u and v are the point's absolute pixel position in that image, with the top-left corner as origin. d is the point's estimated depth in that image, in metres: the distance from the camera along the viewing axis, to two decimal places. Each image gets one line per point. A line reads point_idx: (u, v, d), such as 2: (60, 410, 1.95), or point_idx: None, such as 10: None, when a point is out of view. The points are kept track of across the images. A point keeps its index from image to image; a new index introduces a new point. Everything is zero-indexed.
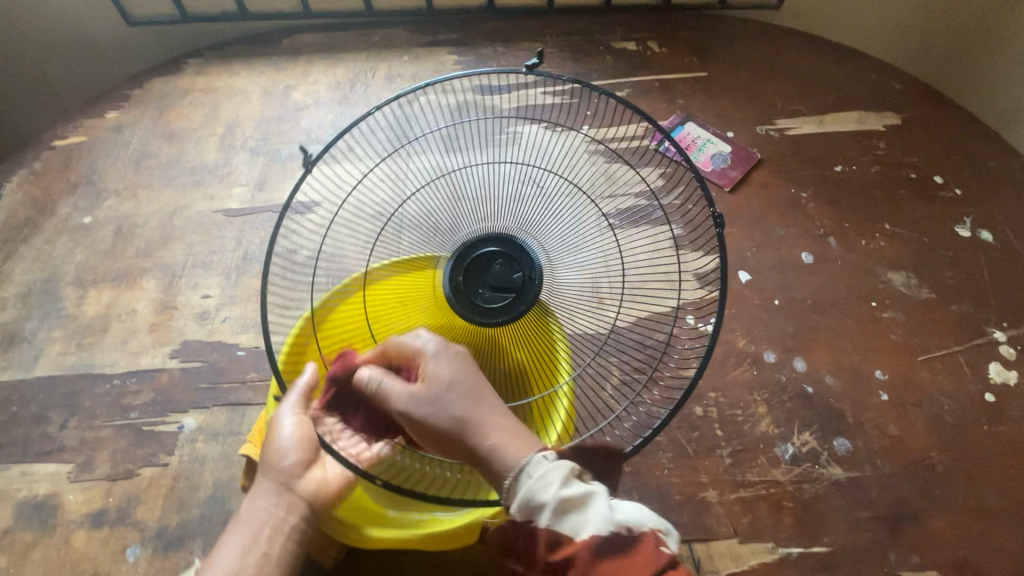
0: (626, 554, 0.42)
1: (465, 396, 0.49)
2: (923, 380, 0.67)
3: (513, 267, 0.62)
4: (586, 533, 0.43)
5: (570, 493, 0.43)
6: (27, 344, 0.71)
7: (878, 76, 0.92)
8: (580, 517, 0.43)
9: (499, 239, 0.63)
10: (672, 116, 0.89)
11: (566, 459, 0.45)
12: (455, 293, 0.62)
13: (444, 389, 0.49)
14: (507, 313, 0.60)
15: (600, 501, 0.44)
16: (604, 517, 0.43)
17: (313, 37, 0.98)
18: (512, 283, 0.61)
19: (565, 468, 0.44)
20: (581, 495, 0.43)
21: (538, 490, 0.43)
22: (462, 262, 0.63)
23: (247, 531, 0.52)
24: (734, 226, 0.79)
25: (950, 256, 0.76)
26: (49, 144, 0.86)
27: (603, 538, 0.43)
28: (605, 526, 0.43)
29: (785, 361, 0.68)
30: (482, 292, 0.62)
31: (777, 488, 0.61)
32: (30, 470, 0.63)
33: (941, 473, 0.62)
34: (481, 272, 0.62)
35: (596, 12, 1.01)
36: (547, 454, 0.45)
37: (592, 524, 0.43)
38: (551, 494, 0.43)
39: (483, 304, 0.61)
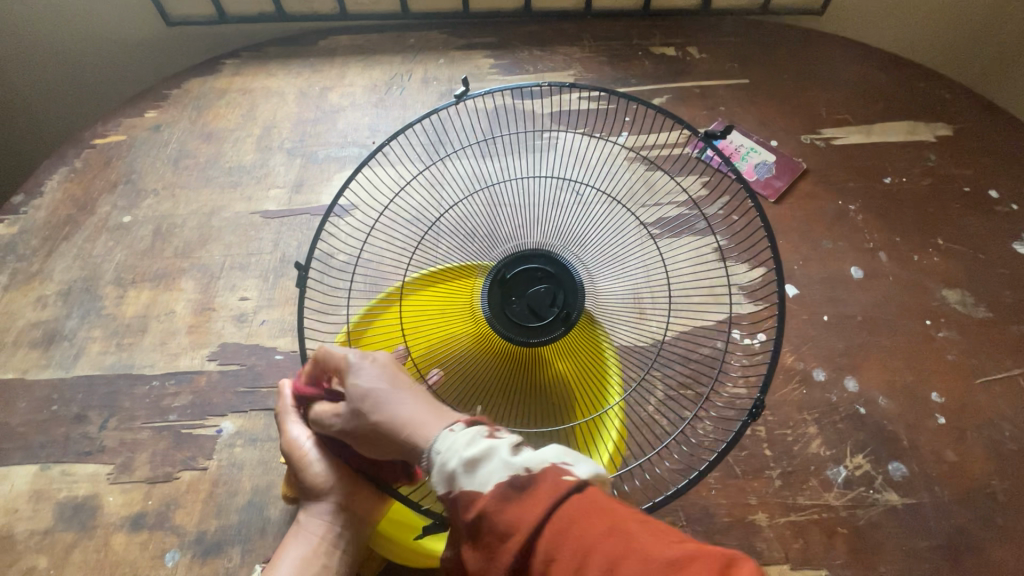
0: (527, 494, 0.35)
1: (386, 397, 0.46)
2: (982, 404, 0.65)
3: (554, 299, 0.59)
4: (490, 482, 0.37)
5: (473, 450, 0.39)
6: (68, 342, 0.71)
7: (928, 86, 0.90)
8: (487, 467, 0.37)
9: (547, 258, 0.61)
10: (715, 124, 0.87)
11: (478, 424, 0.42)
12: (492, 304, 0.60)
13: (371, 389, 0.46)
14: (522, 336, 0.59)
15: (507, 449, 0.39)
16: (505, 461, 0.37)
17: (349, 39, 0.97)
18: (544, 315, 0.59)
19: (470, 432, 0.40)
20: (486, 448, 0.38)
21: (445, 460, 0.39)
22: (513, 266, 0.61)
23: (308, 548, 0.54)
24: (780, 238, 0.77)
25: (1007, 274, 0.73)
26: (89, 143, 0.87)
27: (504, 486, 0.36)
28: (506, 470, 0.37)
29: (836, 380, 0.66)
30: (512, 301, 0.60)
31: (830, 513, 0.58)
32: (70, 471, 0.63)
33: (1003, 502, 0.59)
34: (522, 288, 0.60)
35: (634, 17, 0.99)
36: (452, 426, 0.42)
37: (497, 473, 0.37)
38: (454, 459, 0.39)
39: (505, 314, 0.60)
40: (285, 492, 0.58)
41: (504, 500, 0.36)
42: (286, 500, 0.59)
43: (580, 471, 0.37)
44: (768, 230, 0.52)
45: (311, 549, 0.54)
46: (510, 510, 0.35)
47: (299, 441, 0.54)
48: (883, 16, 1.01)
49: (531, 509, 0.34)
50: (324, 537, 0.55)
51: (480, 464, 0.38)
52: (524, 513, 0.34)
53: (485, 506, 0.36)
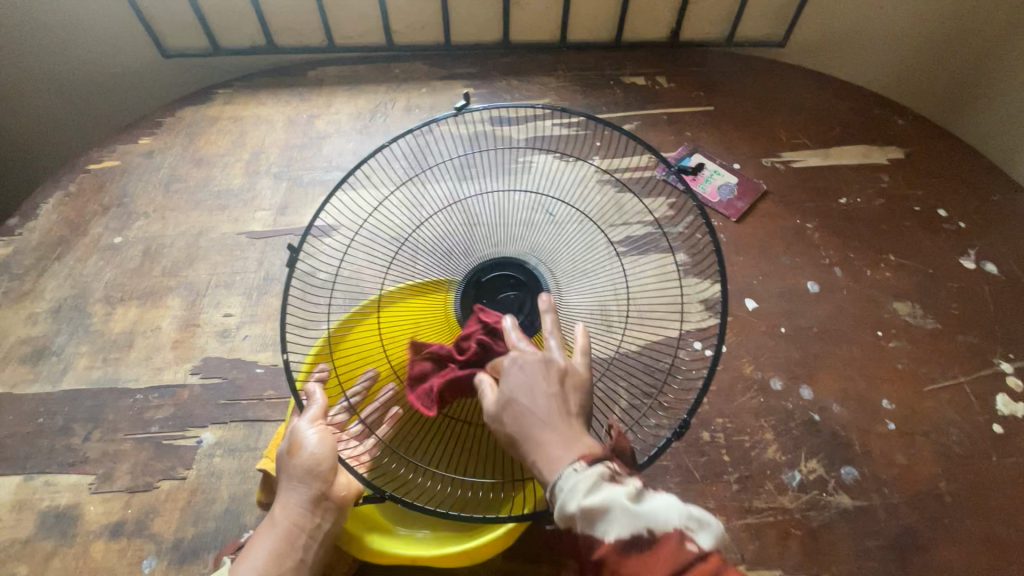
0: (649, 554, 0.40)
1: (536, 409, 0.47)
2: (929, 410, 0.68)
3: (521, 306, 0.65)
4: (613, 534, 0.41)
5: (595, 500, 0.41)
6: (56, 358, 0.74)
7: (881, 112, 0.95)
8: (610, 518, 0.41)
9: (521, 267, 0.66)
10: (680, 148, 0.92)
11: (599, 462, 0.44)
12: (463, 304, 0.65)
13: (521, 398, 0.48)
14: None
15: (630, 500, 0.42)
16: (627, 517, 0.41)
17: (337, 70, 1.03)
18: (509, 318, 0.64)
19: (593, 475, 0.42)
20: (609, 501, 0.41)
21: (567, 501, 0.42)
22: (489, 270, 0.66)
23: (275, 543, 0.54)
24: (741, 254, 0.81)
25: (954, 287, 0.78)
26: (85, 168, 0.91)
27: (626, 539, 0.41)
28: (627, 526, 0.41)
29: (792, 389, 0.69)
30: (481, 301, 0.65)
31: (785, 515, 0.61)
32: (53, 481, 0.65)
33: (949, 503, 0.62)
34: (495, 292, 0.66)
35: (607, 48, 1.05)
36: (575, 465, 0.43)
37: (617, 527, 0.41)
38: (575, 504, 0.42)
39: (473, 313, 0.65)
40: (260, 497, 0.62)
41: (626, 553, 0.41)
42: (262, 506, 0.62)
43: (701, 539, 0.41)
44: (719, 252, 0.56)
45: (280, 544, 0.54)
46: (632, 565, 0.40)
47: (302, 425, 0.55)
48: (846, 43, 1.06)
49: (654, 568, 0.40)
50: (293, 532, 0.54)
51: (602, 517, 0.41)
52: (649, 568, 0.40)
53: (605, 556, 0.41)
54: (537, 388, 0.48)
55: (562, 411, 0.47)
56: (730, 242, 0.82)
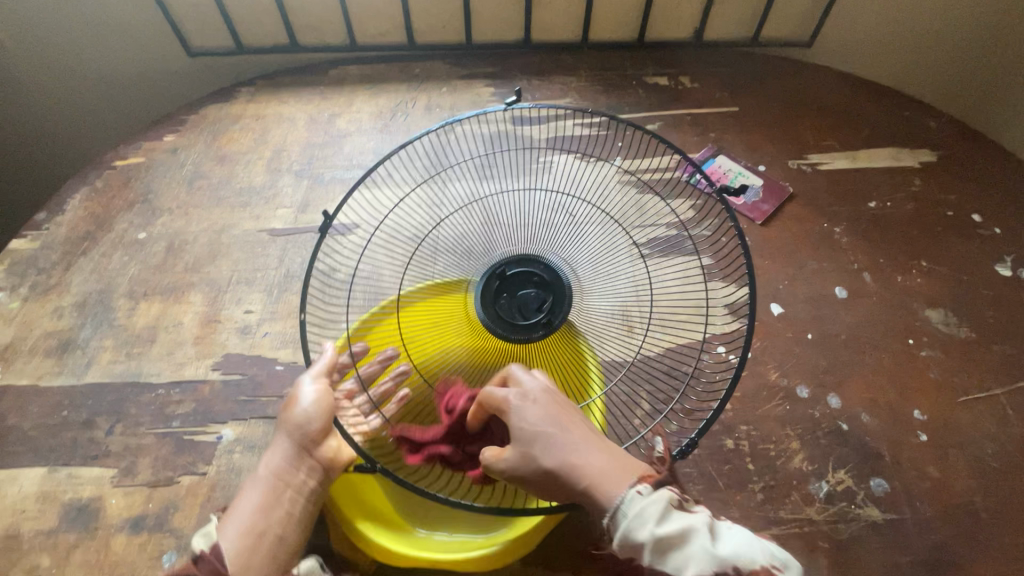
0: None
1: (560, 440, 0.50)
2: (963, 422, 0.66)
3: (541, 304, 0.62)
4: (693, 569, 0.43)
5: (667, 529, 0.44)
6: (80, 352, 0.75)
7: (913, 114, 0.92)
8: (687, 552, 0.44)
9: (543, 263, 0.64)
10: (703, 149, 0.90)
11: (664, 488, 0.47)
12: (484, 297, 0.63)
13: (538, 431, 0.51)
14: (503, 330, 0.61)
15: (704, 536, 0.45)
16: (708, 551, 0.43)
17: (358, 69, 1.03)
18: (529, 316, 0.62)
19: (661, 503, 0.46)
20: (685, 530, 0.44)
21: (634, 529, 0.45)
22: (513, 264, 0.64)
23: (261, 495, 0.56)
24: (767, 258, 0.79)
25: (989, 294, 0.75)
26: (110, 165, 0.92)
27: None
28: (710, 562, 0.43)
29: (820, 397, 0.68)
30: (501, 296, 0.63)
31: (811, 527, 0.60)
32: (76, 473, 0.66)
33: (984, 519, 0.60)
34: (517, 285, 0.63)
35: (629, 48, 1.04)
36: (637, 488, 0.46)
37: (700, 561, 0.43)
38: (646, 532, 0.44)
39: (493, 308, 0.62)
40: None
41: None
42: None
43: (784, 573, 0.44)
44: (749, 262, 0.55)
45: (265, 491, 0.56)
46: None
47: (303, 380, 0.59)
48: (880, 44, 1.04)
49: None
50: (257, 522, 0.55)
51: (664, 544, 0.44)
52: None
53: None
54: (558, 418, 0.51)
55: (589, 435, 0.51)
56: (755, 246, 0.80)
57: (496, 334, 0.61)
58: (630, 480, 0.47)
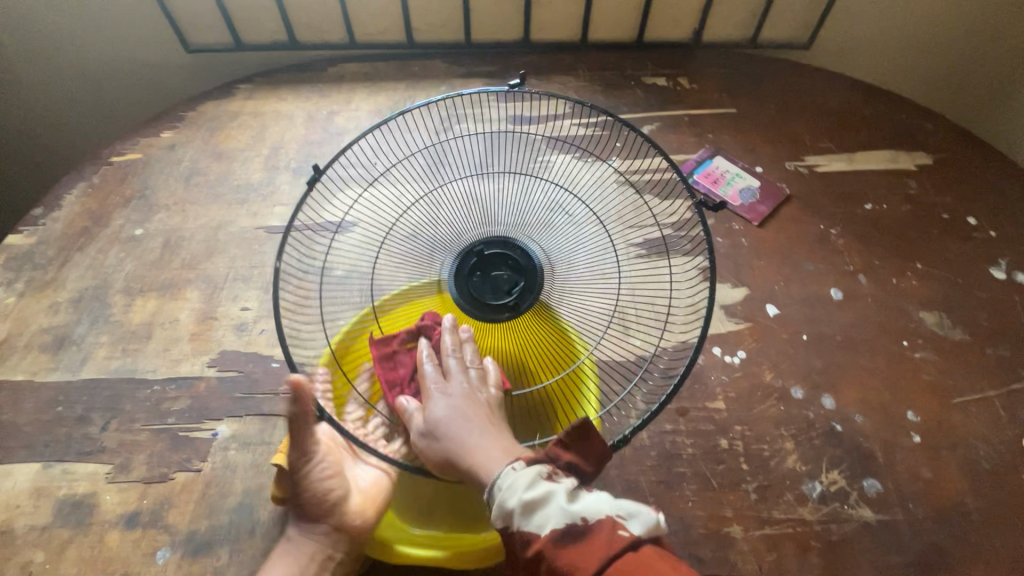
0: (585, 543, 0.42)
1: (456, 424, 0.54)
2: (956, 424, 0.66)
3: (511, 287, 0.63)
4: (548, 527, 0.43)
5: (532, 493, 0.45)
6: (76, 347, 0.75)
7: (909, 117, 0.92)
8: (545, 512, 0.44)
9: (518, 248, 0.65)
10: (701, 150, 0.90)
11: (537, 463, 0.48)
12: (458, 279, 0.64)
13: (441, 419, 0.55)
14: (476, 312, 0.63)
15: (564, 495, 0.45)
16: (563, 509, 0.44)
17: (357, 66, 1.03)
18: (498, 297, 0.63)
19: (530, 474, 0.47)
20: (545, 493, 0.45)
21: (506, 498, 0.45)
22: (490, 245, 0.65)
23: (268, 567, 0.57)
24: (762, 259, 0.79)
25: (984, 297, 0.75)
26: (108, 160, 0.92)
27: (561, 532, 0.43)
28: (563, 518, 0.43)
29: (814, 398, 0.68)
30: (474, 274, 0.64)
31: (804, 527, 0.60)
32: (70, 469, 0.66)
33: (976, 520, 0.61)
34: (490, 268, 0.64)
35: (628, 48, 1.04)
36: (513, 464, 0.48)
37: (555, 518, 0.43)
38: (515, 499, 0.45)
39: (465, 285, 0.64)
40: (276, 493, 0.60)
41: (560, 546, 0.42)
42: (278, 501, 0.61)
43: (634, 527, 0.43)
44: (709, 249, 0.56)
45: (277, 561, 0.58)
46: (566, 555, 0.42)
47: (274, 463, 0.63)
48: (882, 46, 1.04)
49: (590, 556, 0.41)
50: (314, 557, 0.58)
51: (528, 509, 0.44)
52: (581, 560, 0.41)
53: (543, 547, 0.43)
54: (467, 415, 0.55)
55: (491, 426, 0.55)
56: (751, 247, 0.80)
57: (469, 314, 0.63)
58: (509, 463, 0.49)
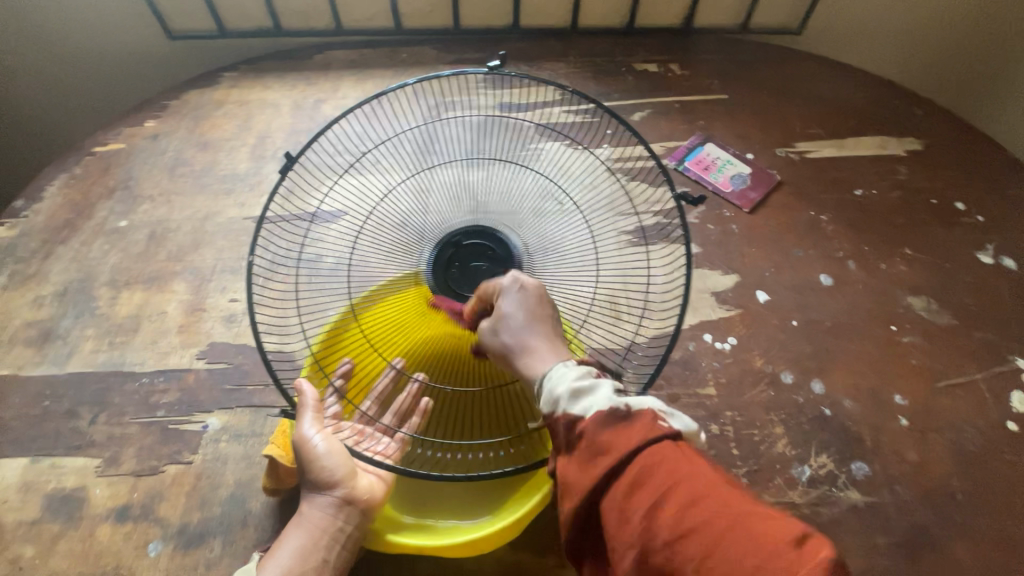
0: (624, 426, 0.41)
1: (529, 331, 0.51)
2: (943, 407, 0.67)
3: (491, 278, 0.63)
4: (593, 411, 0.42)
5: (582, 382, 0.44)
6: (61, 341, 0.74)
7: (899, 102, 0.92)
8: (591, 399, 0.43)
9: (495, 238, 0.64)
10: (692, 137, 0.89)
11: (586, 363, 0.47)
12: (438, 269, 0.63)
13: (513, 314, 0.51)
14: (456, 302, 0.63)
15: (610, 389, 0.44)
16: (608, 397, 0.43)
17: (344, 54, 1.01)
18: (476, 289, 0.63)
19: (582, 368, 0.46)
20: (593, 383, 0.44)
21: (555, 385, 0.45)
22: (470, 235, 0.64)
23: (305, 538, 0.56)
24: (753, 246, 0.79)
25: (971, 282, 0.76)
26: (90, 151, 0.90)
27: (604, 413, 0.42)
28: (607, 405, 0.42)
29: (804, 383, 0.69)
30: (453, 265, 0.64)
31: (793, 510, 0.61)
32: (59, 464, 0.65)
33: (961, 501, 0.62)
34: (469, 261, 0.63)
35: (619, 34, 1.02)
36: (567, 361, 0.47)
37: (600, 402, 0.43)
38: (563, 386, 0.44)
39: (444, 277, 0.63)
40: (266, 483, 0.62)
41: (604, 422, 0.41)
42: (268, 492, 0.62)
43: (675, 423, 0.42)
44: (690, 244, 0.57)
45: (310, 539, 0.56)
46: (607, 432, 0.40)
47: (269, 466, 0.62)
48: (876, 20, 1.02)
49: (627, 436, 0.40)
50: (324, 530, 0.57)
51: (577, 395, 0.44)
52: (617, 439, 0.40)
53: (586, 427, 0.41)
54: (536, 317, 0.52)
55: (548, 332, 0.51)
56: (742, 233, 0.80)
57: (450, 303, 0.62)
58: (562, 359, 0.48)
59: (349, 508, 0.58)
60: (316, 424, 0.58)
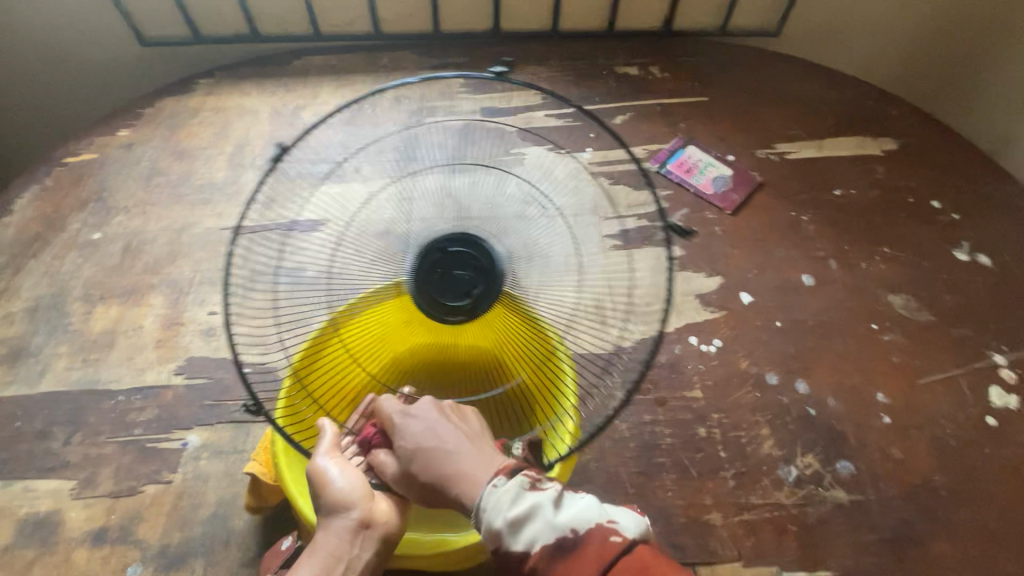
0: (574, 555, 0.45)
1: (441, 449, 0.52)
2: (923, 403, 0.68)
3: (470, 290, 0.58)
4: (538, 544, 0.46)
5: (517, 511, 0.47)
6: (33, 359, 0.71)
7: (875, 102, 0.94)
8: (536, 527, 0.46)
9: (478, 246, 0.59)
10: (674, 139, 0.90)
11: (517, 474, 0.49)
12: (418, 278, 0.59)
13: (414, 443, 0.53)
14: (435, 313, 0.58)
15: (549, 508, 0.47)
16: (550, 521, 0.46)
17: (323, 59, 0.99)
18: (457, 299, 0.58)
19: (513, 489, 0.48)
20: (529, 510, 0.47)
21: (492, 519, 0.47)
22: (457, 243, 0.59)
23: (317, 568, 0.52)
24: (735, 247, 0.80)
25: (948, 279, 0.77)
26: (61, 161, 0.87)
27: (552, 546, 0.46)
28: (551, 532, 0.46)
29: (788, 383, 0.69)
30: (435, 271, 0.59)
31: (780, 511, 0.61)
32: (32, 487, 0.63)
33: (944, 496, 0.63)
34: (451, 269, 0.58)
35: (600, 36, 1.02)
36: (495, 482, 0.48)
37: (544, 531, 0.46)
38: (500, 518, 0.47)
39: (425, 283, 0.59)
40: (248, 501, 0.60)
41: (554, 560, 0.45)
42: (250, 510, 0.61)
43: (624, 526, 0.47)
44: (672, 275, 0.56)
45: (324, 568, 0.52)
46: (561, 570, 0.45)
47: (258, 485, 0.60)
48: (852, 21, 1.03)
49: (582, 565, 0.44)
50: (341, 556, 0.52)
51: (516, 527, 0.46)
52: (577, 573, 0.44)
53: (536, 562, 0.46)
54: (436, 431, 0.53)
55: (472, 440, 0.53)
56: (724, 235, 0.81)
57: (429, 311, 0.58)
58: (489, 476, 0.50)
59: (368, 534, 0.53)
60: (332, 449, 0.56)
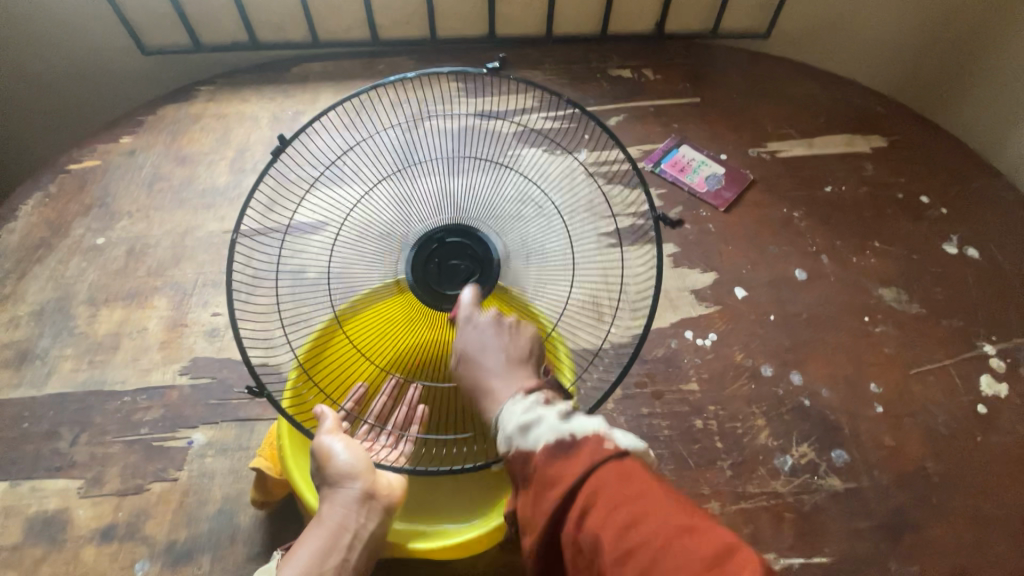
0: (573, 454, 0.41)
1: (502, 367, 0.51)
2: (916, 393, 0.70)
3: (467, 278, 0.62)
4: (540, 442, 0.42)
5: (526, 417, 0.44)
6: (39, 361, 0.72)
7: (863, 101, 0.96)
8: (538, 429, 0.43)
9: (470, 236, 0.63)
10: (667, 140, 0.92)
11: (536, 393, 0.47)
12: (415, 265, 0.62)
13: (465, 347, 0.54)
14: (432, 299, 0.61)
15: (558, 414, 0.44)
16: (553, 425, 0.42)
17: (322, 66, 1.01)
18: (454, 287, 0.62)
19: (528, 400, 0.46)
20: (537, 414, 0.44)
21: (505, 422, 0.45)
22: (452, 233, 0.63)
23: (325, 538, 0.55)
24: (729, 244, 0.81)
25: (937, 272, 0.79)
26: (64, 168, 0.89)
27: (551, 445, 0.42)
28: (553, 433, 0.42)
29: (783, 375, 0.70)
30: (432, 261, 0.62)
31: (777, 499, 0.63)
32: (40, 486, 0.64)
33: (937, 483, 0.64)
34: (447, 257, 0.63)
35: (593, 40, 1.04)
36: (516, 394, 0.47)
37: (545, 433, 0.42)
38: (511, 426, 0.44)
39: (422, 271, 0.62)
40: (254, 497, 0.61)
41: (551, 458, 0.41)
42: (256, 505, 0.62)
43: (623, 442, 0.41)
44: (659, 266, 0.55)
45: (331, 538, 0.54)
46: (557, 465, 0.40)
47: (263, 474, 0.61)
48: (836, 25, 1.06)
49: (574, 466, 0.40)
50: (346, 529, 0.55)
51: (518, 430, 0.43)
52: (568, 470, 0.40)
53: (538, 460, 0.42)
54: (496, 341, 0.53)
55: (515, 361, 0.52)
56: (718, 232, 0.82)
57: (425, 296, 0.61)
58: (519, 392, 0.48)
59: (371, 505, 0.56)
60: (334, 426, 0.57)
